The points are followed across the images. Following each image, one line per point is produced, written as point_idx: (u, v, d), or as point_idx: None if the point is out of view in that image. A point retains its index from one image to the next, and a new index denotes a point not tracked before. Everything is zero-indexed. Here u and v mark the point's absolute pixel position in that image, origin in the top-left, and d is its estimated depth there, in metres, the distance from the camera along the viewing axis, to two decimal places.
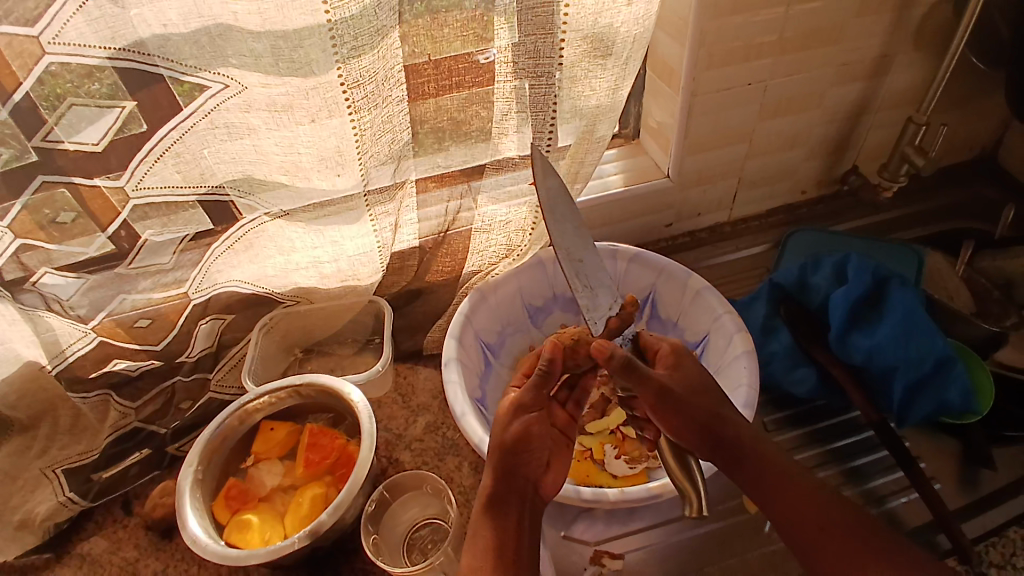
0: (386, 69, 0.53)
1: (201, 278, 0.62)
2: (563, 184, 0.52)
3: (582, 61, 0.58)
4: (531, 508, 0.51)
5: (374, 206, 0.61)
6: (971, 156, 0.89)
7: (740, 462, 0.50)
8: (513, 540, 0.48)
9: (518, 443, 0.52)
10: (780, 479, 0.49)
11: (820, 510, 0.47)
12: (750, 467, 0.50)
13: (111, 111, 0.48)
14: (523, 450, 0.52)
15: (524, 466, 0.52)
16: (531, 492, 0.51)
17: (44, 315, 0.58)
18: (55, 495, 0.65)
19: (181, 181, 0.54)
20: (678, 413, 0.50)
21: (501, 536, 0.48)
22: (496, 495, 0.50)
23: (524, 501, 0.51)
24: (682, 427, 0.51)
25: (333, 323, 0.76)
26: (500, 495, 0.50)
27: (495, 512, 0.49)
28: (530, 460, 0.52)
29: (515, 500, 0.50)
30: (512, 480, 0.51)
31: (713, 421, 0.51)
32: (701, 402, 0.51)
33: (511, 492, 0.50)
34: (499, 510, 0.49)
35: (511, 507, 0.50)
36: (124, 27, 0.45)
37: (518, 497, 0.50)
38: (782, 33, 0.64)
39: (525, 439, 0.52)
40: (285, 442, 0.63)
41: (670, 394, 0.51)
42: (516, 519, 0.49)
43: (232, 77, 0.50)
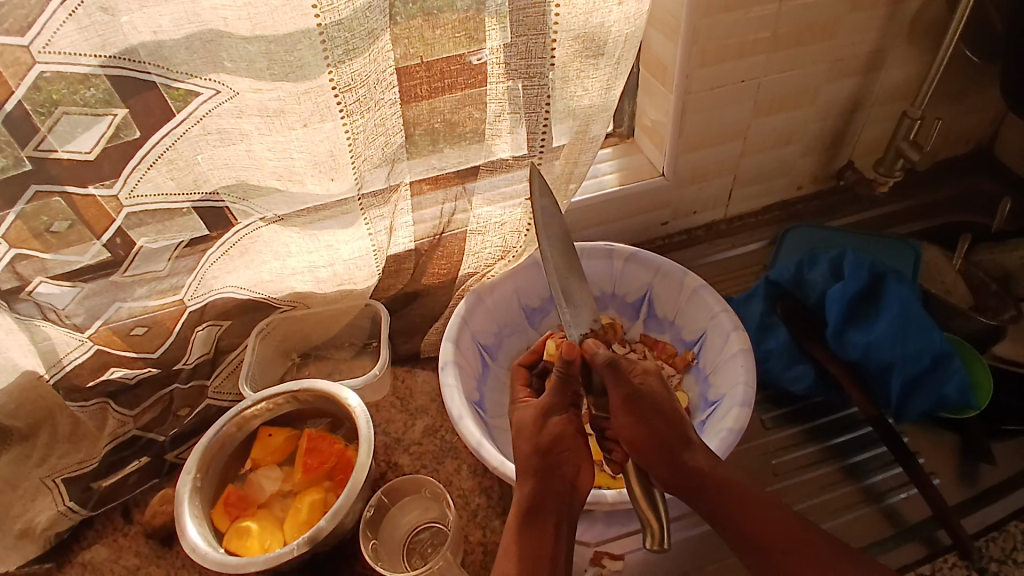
0: (377, 73, 0.53)
1: (197, 284, 0.62)
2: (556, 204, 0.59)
3: (574, 62, 0.58)
4: (570, 508, 0.52)
5: (368, 209, 0.61)
6: (966, 150, 0.89)
7: (699, 483, 0.51)
8: (551, 545, 0.50)
9: (553, 445, 0.54)
10: (741, 501, 0.50)
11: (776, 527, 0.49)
12: (706, 484, 0.51)
13: (103, 119, 0.48)
14: (556, 450, 0.54)
15: (559, 469, 0.53)
16: (568, 494, 0.53)
17: (40, 324, 0.58)
18: (55, 504, 0.65)
19: (175, 188, 0.54)
20: (647, 423, 0.52)
21: (536, 543, 0.50)
22: (533, 502, 0.51)
23: (561, 502, 0.52)
24: (647, 448, 0.51)
25: (329, 328, 0.75)
26: (537, 501, 0.51)
27: (530, 522, 0.51)
28: (564, 462, 0.54)
29: (552, 502, 0.52)
30: (546, 482, 0.52)
31: (674, 443, 0.51)
32: (666, 422, 0.52)
33: (547, 495, 0.52)
34: (534, 517, 0.51)
35: (548, 512, 0.51)
36: (115, 35, 0.45)
37: (555, 498, 0.52)
38: (774, 29, 0.64)
39: (556, 438, 0.54)
40: (282, 448, 0.62)
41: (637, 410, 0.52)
42: (555, 523, 0.51)
43: (223, 82, 0.50)
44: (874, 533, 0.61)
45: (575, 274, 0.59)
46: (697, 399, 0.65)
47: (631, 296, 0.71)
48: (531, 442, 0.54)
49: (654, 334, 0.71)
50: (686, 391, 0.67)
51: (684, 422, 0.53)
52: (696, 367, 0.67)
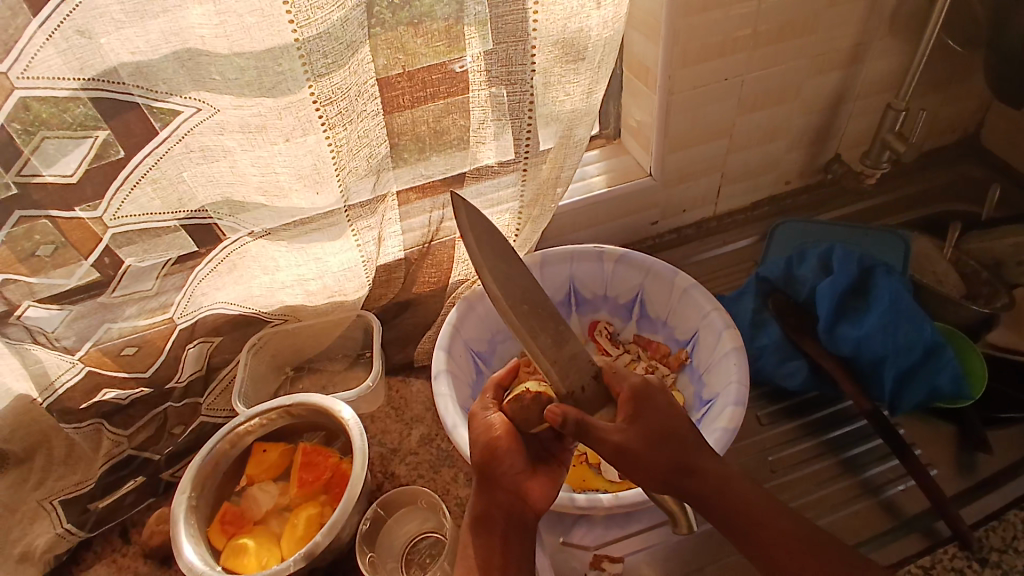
0: (358, 85, 0.53)
1: (186, 301, 0.62)
2: (489, 228, 0.50)
3: (554, 67, 0.58)
4: (519, 522, 0.50)
5: (356, 221, 0.61)
6: (954, 138, 0.89)
7: (711, 506, 0.48)
8: (499, 562, 0.49)
9: (499, 453, 0.50)
10: (755, 524, 0.47)
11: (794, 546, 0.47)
12: (719, 506, 0.48)
13: (84, 142, 0.48)
14: (498, 462, 0.50)
15: (504, 482, 0.50)
16: (517, 505, 0.50)
17: (31, 347, 0.57)
18: (53, 527, 0.65)
19: (161, 208, 0.54)
20: (646, 460, 0.46)
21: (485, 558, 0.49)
22: (481, 515, 0.50)
23: (509, 516, 0.50)
24: (649, 479, 0.47)
25: (322, 341, 0.75)
26: (484, 515, 0.50)
27: (481, 533, 0.50)
28: (507, 474, 0.50)
29: (500, 516, 0.50)
30: (493, 495, 0.50)
31: (677, 473, 0.47)
32: (668, 452, 0.47)
33: (495, 508, 0.50)
34: (483, 531, 0.50)
35: (496, 525, 0.50)
36: (92, 56, 0.44)
37: (503, 513, 0.50)
38: (755, 26, 0.64)
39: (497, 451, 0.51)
40: (277, 464, 0.62)
41: (630, 457, 0.46)
42: (501, 538, 0.50)
43: (204, 100, 0.49)
44: (872, 526, 0.61)
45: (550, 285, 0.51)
46: (691, 398, 0.65)
47: (623, 298, 0.71)
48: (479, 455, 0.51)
49: (647, 335, 0.72)
50: (681, 390, 0.67)
51: (688, 446, 0.48)
52: (690, 367, 0.67)
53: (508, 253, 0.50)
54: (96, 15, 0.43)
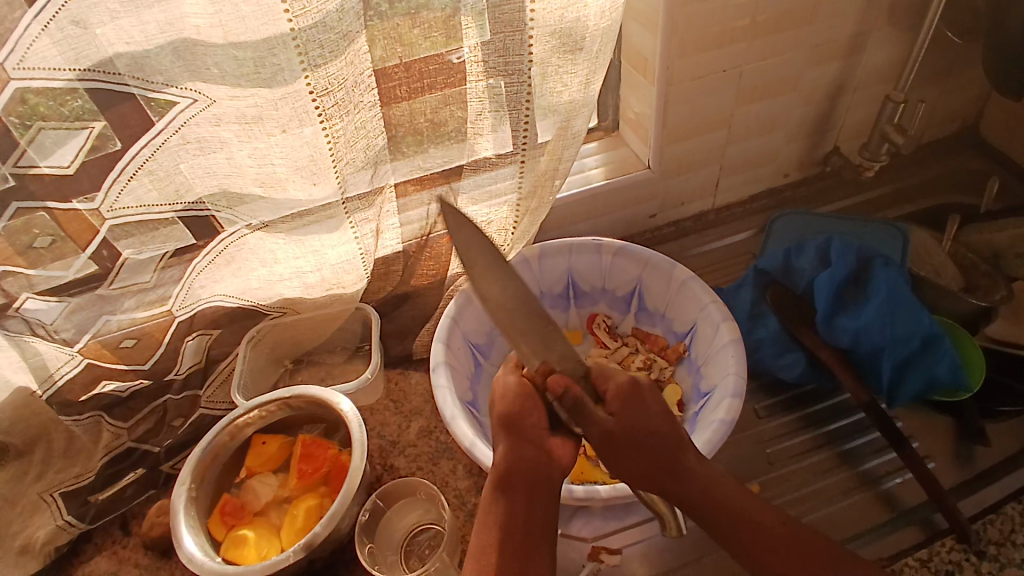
0: (355, 75, 0.53)
1: (184, 293, 0.62)
2: (479, 231, 0.52)
3: (552, 57, 0.58)
4: (548, 481, 0.48)
5: (353, 213, 0.61)
6: (953, 130, 0.89)
7: (699, 506, 0.48)
8: (526, 526, 0.46)
9: (524, 411, 0.49)
10: (742, 525, 0.47)
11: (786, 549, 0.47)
12: (708, 505, 0.48)
13: (80, 133, 0.48)
14: (525, 418, 0.49)
15: (530, 440, 0.49)
16: (545, 464, 0.48)
17: (29, 339, 0.58)
18: (53, 519, 0.65)
19: (158, 199, 0.54)
20: (634, 453, 0.47)
21: (509, 524, 0.45)
22: (505, 473, 0.47)
23: (538, 472, 0.47)
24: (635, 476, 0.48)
25: (320, 333, 0.75)
26: (509, 472, 0.47)
27: (502, 493, 0.46)
28: (533, 427, 0.49)
29: (527, 473, 0.47)
30: (519, 449, 0.48)
31: (665, 471, 0.48)
32: (657, 448, 0.47)
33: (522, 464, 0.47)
34: (506, 491, 0.46)
35: (522, 484, 0.47)
36: (87, 47, 0.44)
37: (531, 468, 0.47)
38: (753, 17, 0.64)
39: (524, 408, 0.49)
40: (277, 456, 0.62)
41: (616, 447, 0.47)
42: (527, 501, 0.46)
43: (200, 91, 0.49)
44: (870, 518, 0.62)
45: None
46: (689, 391, 0.66)
47: (621, 291, 0.71)
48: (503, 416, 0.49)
49: (646, 327, 0.72)
50: (679, 383, 0.67)
51: (679, 446, 0.49)
52: (688, 359, 0.67)
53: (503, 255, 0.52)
54: (90, 6, 0.43)
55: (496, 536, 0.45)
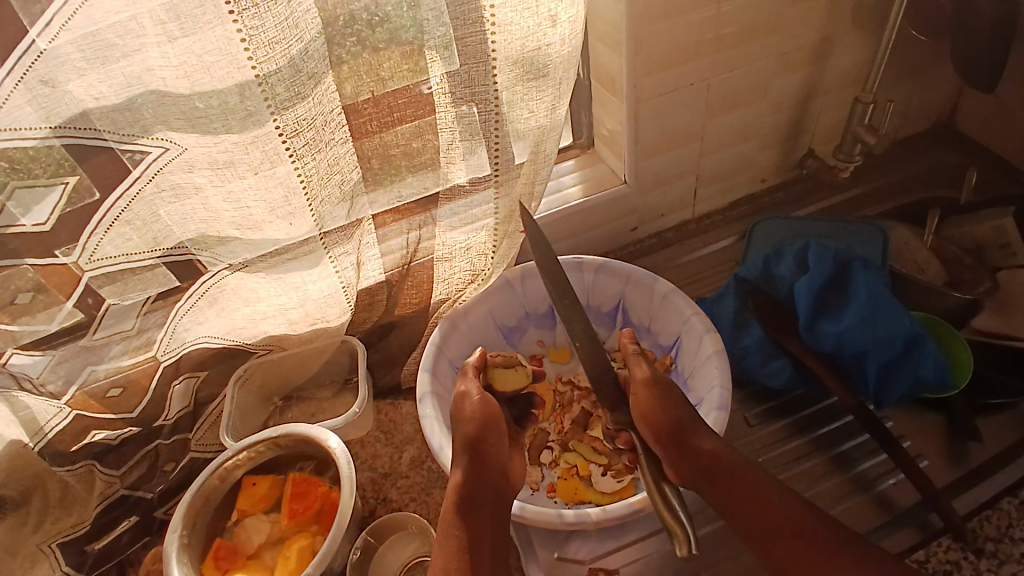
0: (324, 114, 0.53)
1: (169, 338, 0.62)
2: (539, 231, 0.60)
3: (516, 86, 0.58)
4: (503, 499, 0.56)
5: (332, 247, 0.61)
6: (928, 125, 0.89)
7: (711, 468, 0.53)
8: (488, 534, 0.54)
9: (485, 427, 0.57)
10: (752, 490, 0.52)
11: (798, 522, 0.50)
12: (721, 474, 0.53)
13: (55, 188, 0.48)
14: (485, 438, 0.57)
15: (491, 459, 0.57)
16: (502, 478, 0.57)
17: (18, 395, 0.58)
18: (52, 570, 0.64)
19: (137, 247, 0.55)
20: (662, 408, 0.55)
21: (473, 531, 0.53)
22: (467, 496, 0.55)
23: (495, 495, 0.56)
24: (664, 429, 0.54)
25: (309, 368, 0.75)
26: (470, 495, 0.55)
27: (465, 513, 0.54)
28: (491, 452, 0.57)
29: (488, 496, 0.55)
30: (479, 475, 0.56)
31: (684, 430, 0.55)
32: (676, 409, 0.55)
33: (482, 488, 0.55)
34: (468, 510, 0.54)
35: (484, 505, 0.55)
36: (58, 105, 0.45)
37: (490, 491, 0.56)
38: (717, 30, 0.65)
39: (487, 431, 0.57)
40: (268, 496, 0.62)
41: (652, 390, 0.56)
42: (486, 511, 0.55)
43: (171, 140, 0.50)
44: (867, 522, 0.61)
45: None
46: None
47: (604, 307, 0.71)
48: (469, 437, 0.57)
49: None
50: None
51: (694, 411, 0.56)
52: (675, 372, 0.67)
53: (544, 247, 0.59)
54: (57, 64, 0.43)
55: (463, 544, 0.53)
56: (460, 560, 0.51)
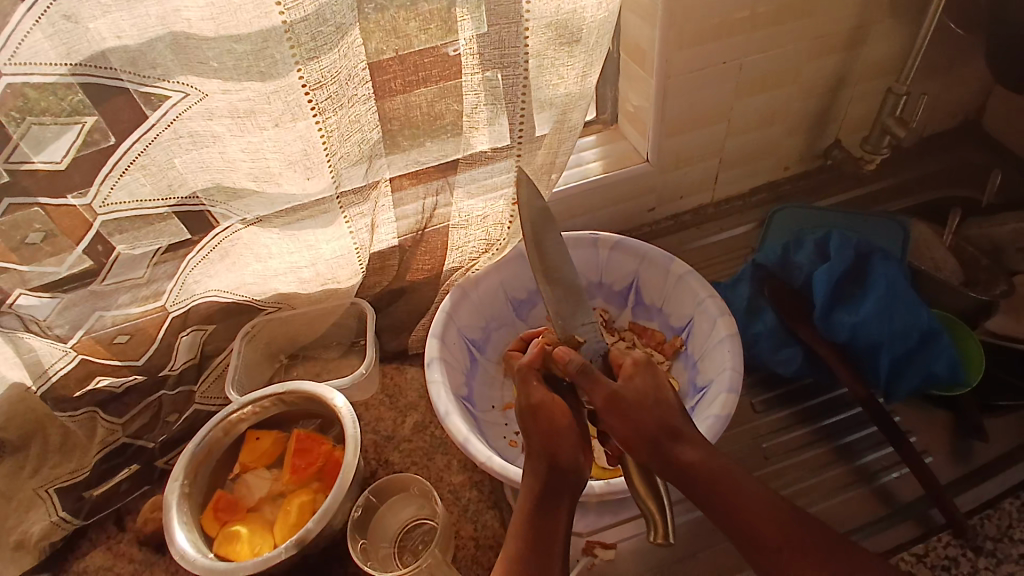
0: (349, 68, 0.52)
1: (179, 289, 0.62)
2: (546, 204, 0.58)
3: (547, 50, 0.57)
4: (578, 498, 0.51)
5: (347, 207, 0.61)
6: (955, 123, 0.88)
7: (692, 475, 0.48)
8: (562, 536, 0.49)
9: (553, 431, 0.51)
10: (732, 494, 0.47)
11: (783, 533, 0.45)
12: (704, 484, 0.48)
13: (71, 128, 0.47)
14: (557, 444, 0.51)
15: (569, 462, 0.51)
16: (579, 483, 0.51)
17: (23, 336, 0.57)
18: (48, 514, 0.65)
19: (152, 193, 0.54)
20: (632, 421, 0.49)
21: (549, 537, 0.48)
22: (546, 495, 0.50)
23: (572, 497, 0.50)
24: (634, 439, 0.49)
25: (316, 328, 0.75)
26: (546, 496, 0.50)
27: (544, 514, 0.49)
28: (564, 452, 0.51)
29: (566, 497, 0.50)
30: (555, 476, 0.50)
31: (663, 435, 0.49)
32: (654, 414, 0.50)
33: (562, 490, 0.50)
34: (547, 511, 0.49)
35: (561, 504, 0.50)
36: (78, 41, 0.44)
37: (567, 494, 0.50)
38: (753, 8, 0.63)
39: (556, 438, 0.51)
40: (270, 451, 0.62)
41: (621, 404, 0.50)
42: (561, 515, 0.49)
43: (191, 85, 0.49)
44: (866, 513, 0.61)
45: (564, 264, 0.57)
46: (686, 385, 0.65)
47: (618, 285, 0.71)
48: (542, 444, 0.51)
49: (642, 322, 0.71)
50: (675, 378, 0.66)
51: (673, 412, 0.51)
52: (685, 354, 0.66)
53: (545, 231, 0.58)
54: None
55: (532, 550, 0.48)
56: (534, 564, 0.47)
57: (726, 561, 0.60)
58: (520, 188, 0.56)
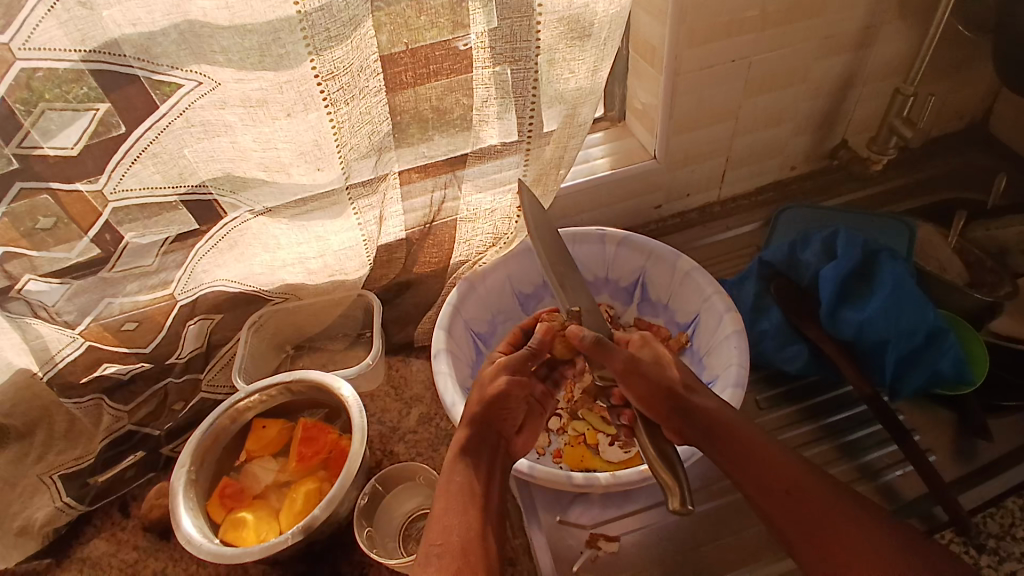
0: (361, 60, 0.52)
1: (187, 278, 0.62)
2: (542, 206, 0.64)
3: (559, 44, 0.57)
4: (502, 461, 0.53)
5: (357, 199, 0.61)
6: (961, 126, 0.88)
7: (708, 427, 0.52)
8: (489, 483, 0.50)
9: (498, 401, 0.54)
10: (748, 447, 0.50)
11: (795, 480, 0.48)
12: (719, 434, 0.51)
13: (85, 115, 0.47)
14: (497, 411, 0.54)
15: (500, 423, 0.54)
16: (501, 448, 0.54)
17: (31, 322, 0.57)
18: (53, 500, 0.65)
19: (161, 181, 0.54)
20: (650, 382, 0.53)
21: (474, 479, 0.49)
22: (471, 445, 0.51)
23: (495, 455, 0.52)
24: (650, 399, 0.54)
25: (323, 320, 0.75)
26: (474, 445, 0.52)
27: (469, 459, 0.51)
28: (505, 417, 0.55)
29: (489, 450, 0.52)
30: (487, 430, 0.53)
31: (677, 392, 0.53)
32: (667, 375, 0.54)
33: (485, 443, 0.52)
34: (472, 457, 0.51)
35: (484, 455, 0.51)
36: (93, 28, 0.44)
37: (491, 450, 0.52)
38: (763, 7, 0.63)
39: (502, 401, 0.55)
40: (276, 440, 0.62)
41: (639, 369, 0.54)
42: (487, 467, 0.51)
43: (204, 73, 0.49)
44: None
45: (569, 270, 0.61)
46: None
47: (625, 281, 0.71)
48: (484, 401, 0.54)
49: (648, 318, 0.71)
50: None
51: (683, 372, 0.55)
52: (690, 350, 0.66)
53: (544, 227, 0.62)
54: None
55: (459, 489, 0.48)
56: (463, 495, 0.47)
57: (730, 556, 0.60)
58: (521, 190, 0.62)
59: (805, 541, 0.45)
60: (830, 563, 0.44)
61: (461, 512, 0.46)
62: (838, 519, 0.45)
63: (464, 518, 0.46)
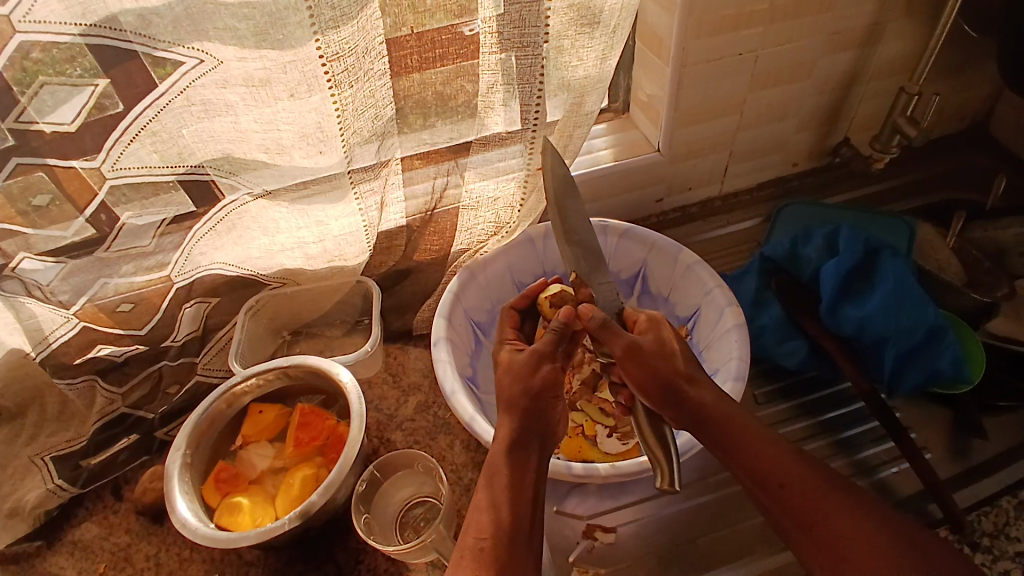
0: (366, 41, 0.52)
1: (184, 260, 0.61)
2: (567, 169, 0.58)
3: (568, 30, 0.57)
4: (548, 451, 0.52)
5: (359, 184, 0.60)
6: (963, 126, 0.88)
7: (706, 418, 0.50)
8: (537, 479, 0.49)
9: (542, 392, 0.52)
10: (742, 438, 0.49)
11: (788, 470, 0.48)
12: (715, 425, 0.50)
13: (85, 90, 0.46)
14: (543, 402, 0.52)
15: (547, 414, 0.52)
16: (548, 437, 0.52)
17: (25, 301, 0.56)
18: (44, 482, 0.64)
19: (159, 161, 0.53)
20: (648, 370, 0.51)
21: (523, 480, 0.49)
22: (517, 439, 0.50)
23: (543, 446, 0.51)
24: (648, 387, 0.51)
25: (321, 305, 0.75)
26: (521, 440, 0.50)
27: (516, 456, 0.49)
28: (551, 408, 0.52)
29: (536, 443, 0.51)
30: (533, 423, 0.51)
31: (674, 381, 0.51)
32: (667, 363, 0.51)
33: (533, 436, 0.51)
34: (520, 454, 0.50)
35: (532, 450, 0.50)
36: (94, 1, 0.43)
37: (539, 442, 0.51)
38: (771, 2, 0.63)
39: (547, 391, 0.52)
40: (272, 425, 0.62)
41: (642, 354, 0.51)
42: (536, 461, 0.50)
43: (206, 51, 0.48)
44: None
45: (586, 231, 0.59)
46: None
47: (626, 273, 0.70)
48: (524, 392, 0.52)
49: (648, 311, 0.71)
50: None
51: (683, 358, 0.52)
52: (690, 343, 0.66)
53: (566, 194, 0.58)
54: None
55: (507, 490, 0.48)
56: (510, 498, 0.47)
57: (726, 549, 0.60)
58: (546, 155, 0.56)
59: (795, 528, 0.47)
60: (822, 552, 0.45)
61: (503, 512, 0.47)
62: (829, 510, 0.46)
63: (516, 519, 0.46)
